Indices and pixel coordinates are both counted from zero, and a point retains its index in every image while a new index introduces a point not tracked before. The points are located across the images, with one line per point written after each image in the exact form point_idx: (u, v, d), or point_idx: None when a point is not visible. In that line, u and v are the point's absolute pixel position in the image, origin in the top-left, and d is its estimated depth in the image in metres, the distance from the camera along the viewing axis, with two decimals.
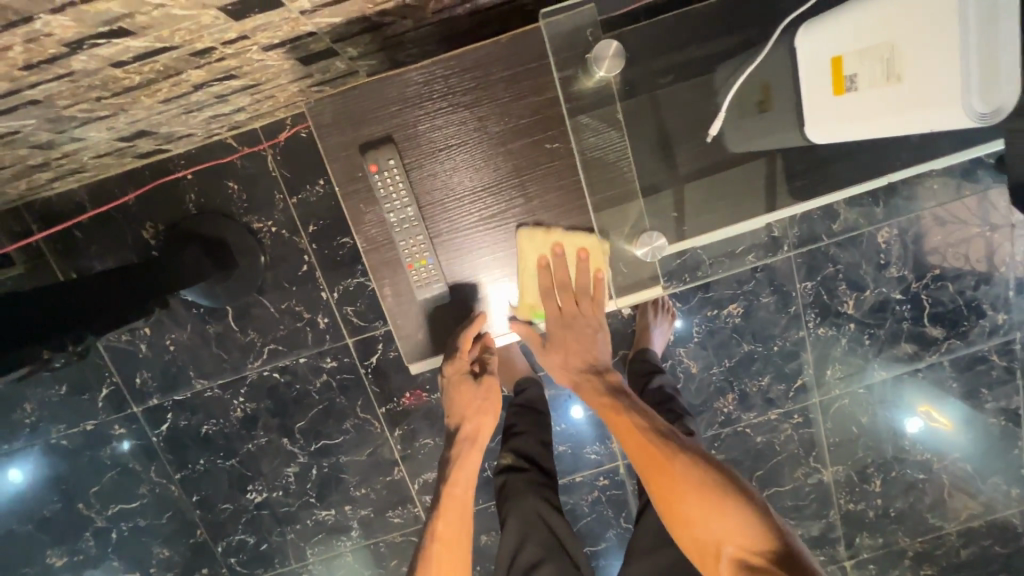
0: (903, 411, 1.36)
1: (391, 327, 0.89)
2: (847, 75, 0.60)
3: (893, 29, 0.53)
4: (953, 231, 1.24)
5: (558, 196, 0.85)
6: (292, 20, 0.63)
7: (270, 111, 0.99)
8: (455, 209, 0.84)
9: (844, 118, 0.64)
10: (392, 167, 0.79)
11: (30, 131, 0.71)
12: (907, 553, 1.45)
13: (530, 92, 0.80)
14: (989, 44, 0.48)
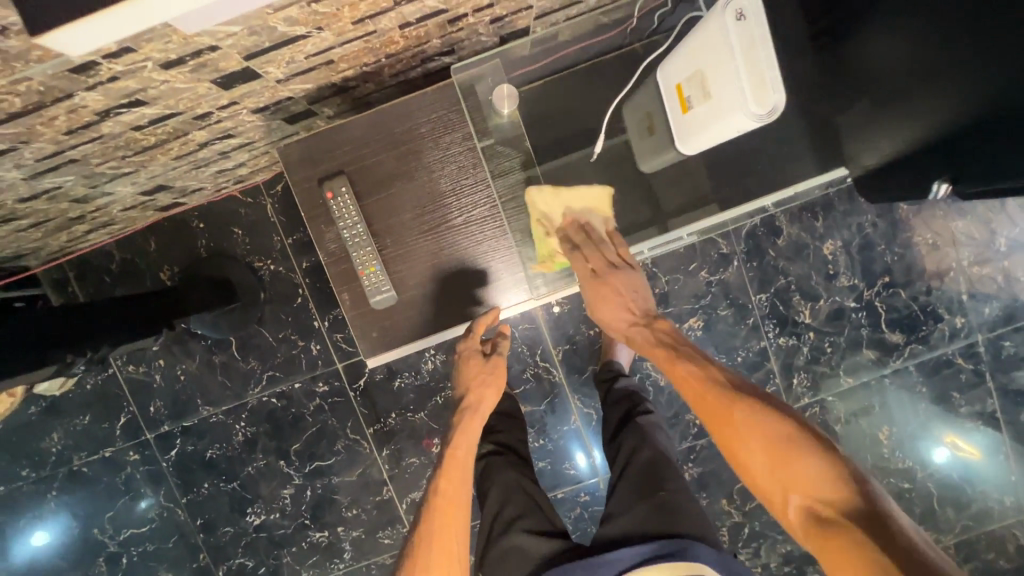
0: (929, 441, 1.38)
1: (352, 332, 0.94)
2: (687, 95, 0.72)
3: (702, 53, 0.66)
4: (894, 240, 1.32)
5: (488, 209, 0.93)
6: (271, 88, 0.80)
7: (268, 165, 1.17)
8: (401, 226, 0.92)
9: (692, 131, 0.73)
10: (346, 194, 0.89)
11: (70, 186, 0.89)
12: None
13: (457, 126, 0.90)
14: (751, 49, 0.59)
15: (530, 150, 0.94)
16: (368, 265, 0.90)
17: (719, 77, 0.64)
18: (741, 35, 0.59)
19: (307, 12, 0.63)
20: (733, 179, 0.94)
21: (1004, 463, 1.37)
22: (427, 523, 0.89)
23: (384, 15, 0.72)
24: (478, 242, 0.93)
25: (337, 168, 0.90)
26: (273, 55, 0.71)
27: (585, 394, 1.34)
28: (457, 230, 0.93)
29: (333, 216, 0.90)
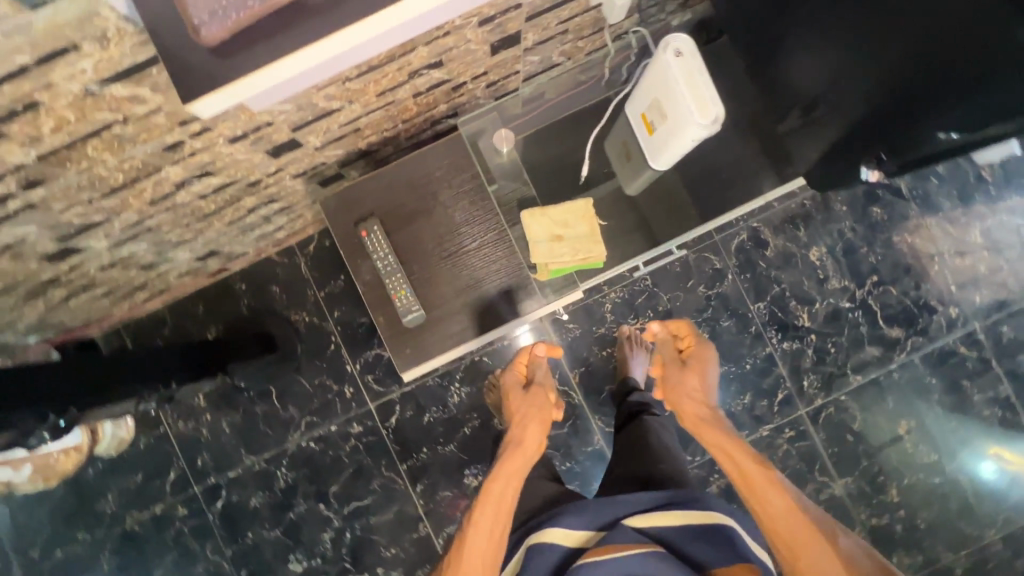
0: (975, 456, 1.41)
1: (388, 352, 1.03)
2: (651, 122, 0.86)
3: (655, 88, 0.81)
4: (876, 241, 1.42)
5: (497, 234, 1.04)
6: (310, 155, 0.97)
7: (302, 227, 1.33)
8: (426, 255, 1.03)
9: (660, 151, 0.87)
10: (378, 232, 1.01)
11: (141, 253, 1.05)
12: (956, 571, 1.39)
13: (467, 168, 1.04)
14: (693, 78, 0.75)
15: (528, 180, 1.11)
16: (399, 290, 1.01)
17: (672, 103, 0.79)
18: (682, 68, 0.76)
19: (343, 89, 0.81)
20: (707, 194, 1.09)
21: None
22: (473, 526, 0.85)
23: (401, 87, 0.89)
24: (494, 264, 1.04)
25: (369, 211, 1.03)
26: (314, 126, 0.88)
27: (605, 413, 1.41)
28: (472, 254, 1.03)
29: (367, 251, 1.03)
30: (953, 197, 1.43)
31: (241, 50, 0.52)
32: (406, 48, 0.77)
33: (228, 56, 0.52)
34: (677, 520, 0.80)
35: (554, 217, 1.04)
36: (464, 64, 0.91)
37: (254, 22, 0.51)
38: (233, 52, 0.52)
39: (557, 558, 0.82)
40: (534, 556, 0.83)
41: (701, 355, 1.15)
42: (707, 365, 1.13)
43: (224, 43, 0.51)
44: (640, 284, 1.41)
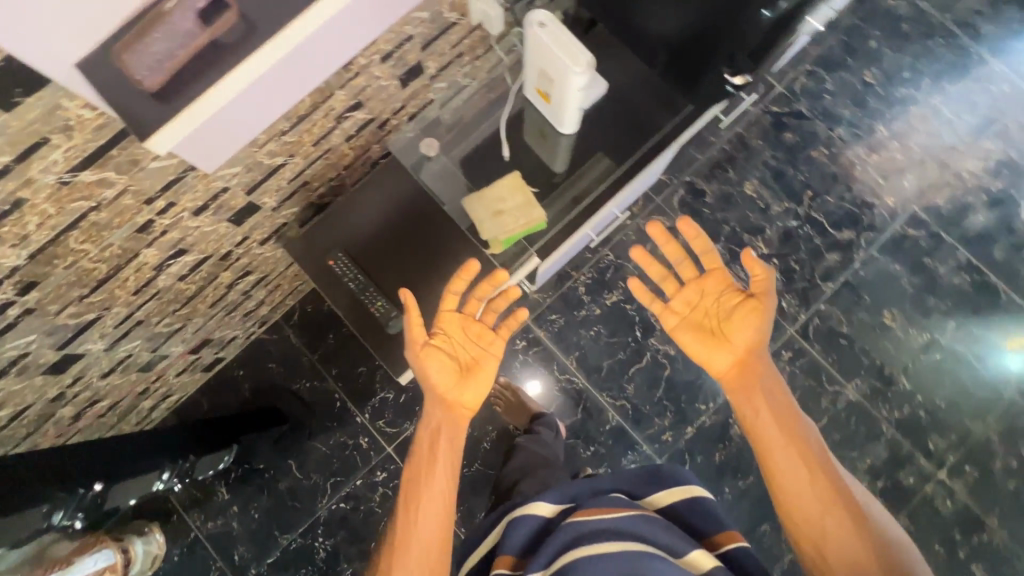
0: (984, 339, 1.46)
1: (379, 358, 1.13)
2: (547, 89, 0.95)
3: (534, 59, 0.90)
4: (798, 161, 1.54)
5: (452, 233, 1.15)
6: (269, 217, 1.07)
7: (282, 299, 1.42)
8: (390, 267, 1.14)
9: (564, 109, 0.96)
10: (343, 258, 1.13)
11: (137, 352, 1.12)
12: (993, 437, 1.41)
13: (409, 186, 1.17)
14: (557, 38, 0.84)
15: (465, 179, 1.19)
16: (376, 304, 1.12)
17: (552, 65, 0.88)
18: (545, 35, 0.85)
19: (281, 144, 0.92)
20: (626, 133, 1.14)
21: None
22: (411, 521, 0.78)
23: (333, 133, 1.01)
24: (456, 258, 1.14)
25: (331, 244, 1.15)
26: (265, 186, 0.99)
27: (611, 389, 1.45)
28: (433, 255, 1.14)
29: (337, 278, 1.14)
30: (850, 105, 1.57)
31: (177, 94, 0.64)
32: (324, 94, 0.90)
33: (172, 96, 0.64)
34: (672, 492, 0.76)
35: (490, 197, 1.11)
36: (381, 101, 1.04)
37: (186, 63, 0.63)
38: (170, 96, 0.63)
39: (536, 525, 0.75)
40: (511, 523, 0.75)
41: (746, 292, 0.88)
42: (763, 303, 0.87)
43: (165, 88, 0.63)
44: (604, 260, 1.50)
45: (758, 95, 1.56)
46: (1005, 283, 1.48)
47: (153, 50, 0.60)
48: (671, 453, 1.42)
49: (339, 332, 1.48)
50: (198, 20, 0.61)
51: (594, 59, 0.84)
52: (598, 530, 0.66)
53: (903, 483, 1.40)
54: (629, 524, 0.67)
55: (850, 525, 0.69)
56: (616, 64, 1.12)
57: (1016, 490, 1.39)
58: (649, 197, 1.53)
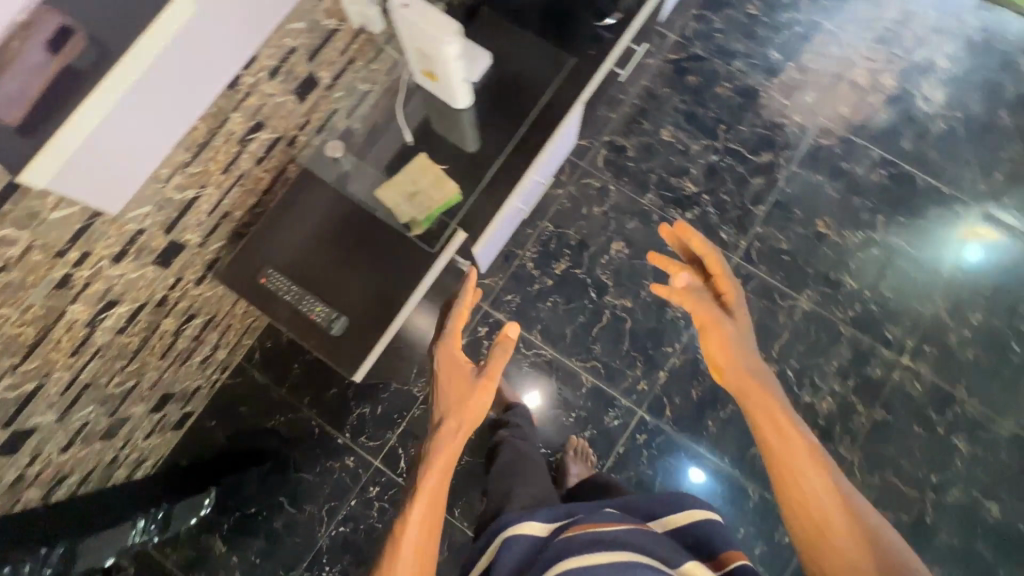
0: (913, 226, 1.53)
1: (331, 365, 1.01)
2: (430, 68, 1.00)
3: (409, 42, 0.94)
4: (705, 99, 1.61)
5: (384, 220, 1.06)
6: (198, 253, 1.08)
7: (238, 339, 1.41)
8: (326, 269, 1.04)
9: (451, 84, 1.01)
10: (275, 272, 1.04)
11: (95, 418, 1.10)
12: (942, 314, 1.48)
13: (334, 186, 1.11)
14: (422, 15, 0.89)
15: None
16: (316, 308, 1.01)
17: (424, 42, 0.92)
18: (409, 15, 0.89)
19: (187, 176, 0.94)
20: (513, 95, 1.14)
21: (992, 217, 1.53)
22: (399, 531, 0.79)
23: (241, 157, 1.02)
24: (392, 244, 1.05)
25: (260, 262, 1.06)
26: (184, 221, 1.00)
27: (579, 353, 1.48)
28: (368, 247, 1.05)
29: (272, 294, 1.04)
30: (741, 38, 1.65)
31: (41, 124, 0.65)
32: (219, 117, 0.92)
33: (37, 129, 0.64)
34: (682, 520, 0.76)
35: (402, 181, 1.11)
36: (283, 118, 1.06)
37: (46, 92, 0.64)
38: (34, 127, 0.64)
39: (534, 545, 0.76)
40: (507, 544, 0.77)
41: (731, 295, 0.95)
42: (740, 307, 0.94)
43: (29, 121, 0.63)
44: (545, 232, 1.54)
45: (653, 47, 1.63)
46: (919, 170, 1.56)
47: (7, 88, 0.61)
48: (650, 401, 1.45)
49: (303, 359, 1.48)
50: (47, 50, 0.63)
51: (460, 28, 0.90)
52: (593, 538, 0.68)
53: (872, 376, 1.45)
54: (626, 535, 0.69)
55: (848, 515, 0.66)
56: (501, 35, 1.15)
57: (976, 358, 1.45)
58: (574, 163, 1.58)
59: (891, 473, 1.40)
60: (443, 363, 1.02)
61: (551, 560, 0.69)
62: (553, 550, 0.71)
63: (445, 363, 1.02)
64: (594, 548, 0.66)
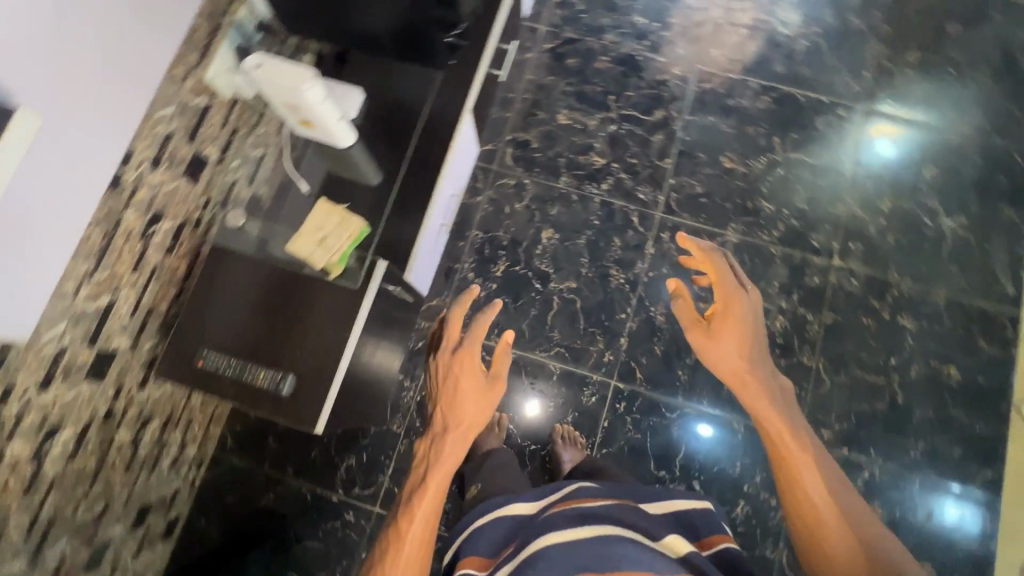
0: (807, 140, 1.63)
1: (290, 425, 1.01)
2: (301, 118, 1.04)
3: (273, 98, 0.99)
4: (588, 76, 1.69)
5: (304, 271, 1.07)
6: (133, 357, 1.07)
7: (205, 430, 1.39)
8: (260, 335, 1.05)
9: (324, 127, 1.05)
10: (211, 351, 1.04)
11: (72, 551, 1.07)
12: (856, 210, 1.57)
13: (248, 252, 1.11)
14: (274, 68, 0.94)
15: None
16: (259, 375, 1.02)
17: (284, 94, 0.97)
18: (262, 72, 0.94)
19: (95, 284, 0.93)
20: (395, 120, 1.18)
21: (872, 112, 1.64)
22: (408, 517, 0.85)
23: (148, 251, 1.03)
24: (318, 291, 1.06)
25: (193, 347, 1.06)
26: (108, 329, 0.99)
27: (541, 344, 1.51)
28: (296, 301, 1.06)
29: (213, 374, 1.03)
30: (605, 12, 1.73)
31: None
32: (112, 219, 0.93)
33: None
34: (666, 504, 0.80)
35: (308, 230, 1.08)
36: (181, 203, 1.07)
37: None
38: None
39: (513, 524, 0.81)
40: (489, 526, 0.81)
41: (728, 300, 1.01)
42: (737, 313, 1.00)
43: None
44: (477, 240, 1.57)
45: (528, 43, 1.70)
46: (797, 88, 1.66)
47: None
48: (620, 369, 1.49)
49: (277, 431, 1.46)
50: None
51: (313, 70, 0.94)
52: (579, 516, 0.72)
53: (812, 285, 1.53)
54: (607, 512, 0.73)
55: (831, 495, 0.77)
56: (371, 69, 1.19)
57: (897, 241, 1.55)
58: (486, 168, 1.63)
59: (855, 368, 1.47)
60: (459, 367, 1.02)
61: (537, 534, 0.73)
62: (538, 525, 0.75)
63: (460, 366, 1.01)
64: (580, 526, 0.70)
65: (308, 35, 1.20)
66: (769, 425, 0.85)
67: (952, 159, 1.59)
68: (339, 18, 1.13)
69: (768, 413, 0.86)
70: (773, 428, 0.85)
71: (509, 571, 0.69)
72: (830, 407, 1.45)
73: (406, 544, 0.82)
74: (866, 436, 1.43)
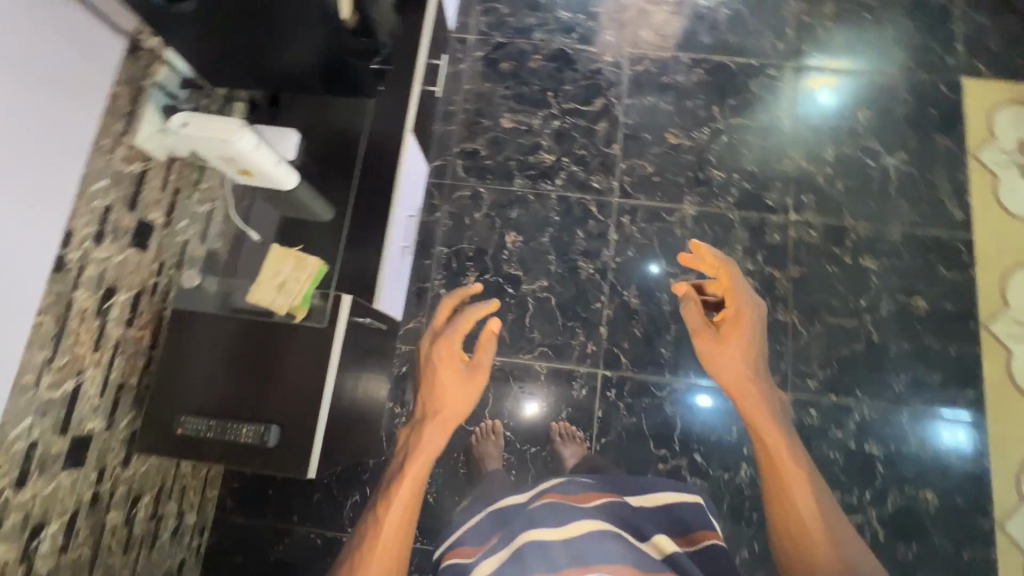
0: (745, 104, 1.67)
1: (284, 475, 1.00)
2: (239, 170, 1.04)
3: (207, 154, 0.99)
4: (525, 77, 1.70)
5: (271, 319, 1.06)
6: (110, 436, 1.04)
7: (201, 495, 1.37)
8: (237, 391, 1.03)
9: (264, 174, 1.04)
10: (188, 416, 1.02)
11: None
12: (803, 163, 1.61)
13: (210, 310, 1.10)
14: (201, 126, 0.94)
15: None
16: (241, 431, 1.00)
17: (216, 150, 0.97)
18: (190, 132, 0.95)
19: (56, 371, 0.91)
20: (340, 157, 1.20)
21: (802, 67, 1.68)
22: (387, 501, 0.84)
23: (107, 328, 1.00)
24: (289, 337, 1.05)
25: (170, 415, 1.04)
26: (78, 414, 0.97)
27: (523, 347, 1.52)
28: (268, 350, 1.04)
29: (195, 439, 1.01)
30: (530, 12, 1.75)
31: None
32: (63, 302, 0.90)
33: None
34: (656, 499, 0.86)
35: (265, 277, 1.07)
36: (134, 272, 1.05)
37: None
38: None
39: (500, 515, 0.85)
40: (481, 525, 0.86)
41: (739, 313, 1.03)
42: (748, 325, 1.02)
43: None
44: (443, 256, 1.58)
45: (460, 54, 1.71)
46: (727, 56, 1.70)
47: None
48: (604, 357, 1.51)
49: (275, 482, 1.44)
50: None
51: (241, 121, 0.95)
52: (567, 511, 0.78)
53: (773, 243, 1.56)
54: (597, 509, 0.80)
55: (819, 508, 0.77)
56: (308, 111, 1.21)
57: (846, 187, 1.59)
58: (440, 184, 1.63)
59: (828, 315, 1.51)
60: (434, 360, 1.02)
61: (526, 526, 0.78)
62: (525, 516, 0.81)
63: (440, 359, 1.01)
64: (567, 521, 0.77)
65: (229, 82, 1.13)
66: (763, 431, 0.87)
67: (884, 100, 1.65)
68: (259, 65, 1.06)
69: (763, 421, 0.89)
70: (766, 433, 0.87)
71: (500, 562, 0.75)
72: (811, 358, 1.49)
73: (385, 528, 0.80)
74: (850, 379, 1.47)
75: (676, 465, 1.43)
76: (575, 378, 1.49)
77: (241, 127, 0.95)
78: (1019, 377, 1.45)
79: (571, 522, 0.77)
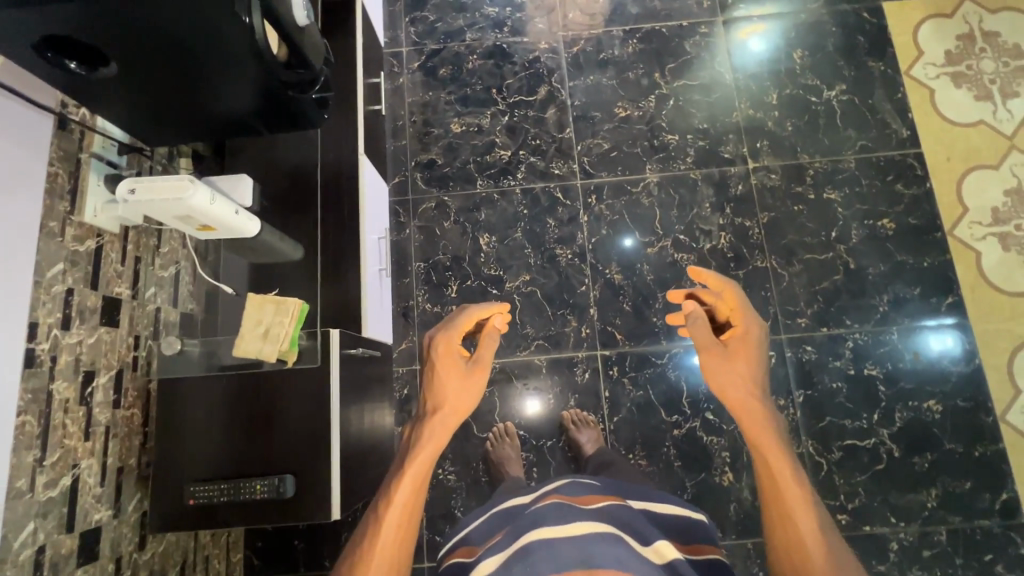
0: (684, 65, 1.69)
1: (310, 520, 0.98)
2: (197, 225, 1.00)
3: (161, 217, 0.95)
4: (465, 79, 1.70)
5: (262, 368, 1.03)
6: (119, 523, 1.00)
7: (224, 563, 1.33)
8: (245, 447, 1.01)
9: (224, 224, 1.01)
10: (196, 485, 0.98)
11: None
12: (750, 111, 1.65)
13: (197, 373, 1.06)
14: (149, 190, 0.90)
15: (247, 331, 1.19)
16: (256, 487, 0.96)
17: (169, 211, 0.93)
18: (138, 198, 0.90)
19: (49, 469, 0.87)
20: (301, 194, 1.19)
21: (730, 20, 1.72)
22: (387, 500, 0.65)
23: (93, 414, 0.96)
24: (285, 382, 1.02)
25: (179, 487, 1.00)
26: (82, 508, 0.93)
27: (519, 344, 1.52)
28: (265, 401, 1.02)
29: (209, 506, 0.98)
30: (458, 14, 1.75)
31: None
32: (41, 398, 0.86)
33: None
34: (657, 509, 0.81)
35: (248, 328, 1.04)
36: (110, 352, 1.01)
37: None
38: None
39: (506, 516, 0.82)
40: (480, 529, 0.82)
41: (747, 332, 0.76)
42: (756, 347, 0.75)
43: None
44: (421, 271, 1.56)
45: (396, 69, 1.70)
46: (657, 22, 1.73)
47: None
48: (600, 337, 1.51)
49: (299, 531, 1.41)
50: None
51: (190, 176, 0.92)
52: (569, 509, 0.73)
53: (738, 194, 1.59)
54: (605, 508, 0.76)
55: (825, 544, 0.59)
56: (259, 156, 1.20)
57: (795, 127, 1.63)
58: (403, 200, 1.61)
59: (803, 253, 1.55)
60: (440, 342, 0.83)
61: (529, 525, 0.72)
62: (530, 517, 0.74)
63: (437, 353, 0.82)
64: (572, 521, 0.70)
65: (168, 139, 1.10)
66: (766, 451, 0.66)
67: (814, 36, 1.69)
68: (198, 117, 1.03)
69: (768, 438, 0.66)
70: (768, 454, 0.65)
71: (496, 562, 0.69)
72: (797, 296, 1.52)
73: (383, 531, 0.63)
74: (837, 310, 1.50)
75: (691, 427, 1.44)
76: (576, 364, 1.50)
77: (191, 182, 0.91)
78: (991, 274, 1.50)
79: (576, 522, 0.70)
